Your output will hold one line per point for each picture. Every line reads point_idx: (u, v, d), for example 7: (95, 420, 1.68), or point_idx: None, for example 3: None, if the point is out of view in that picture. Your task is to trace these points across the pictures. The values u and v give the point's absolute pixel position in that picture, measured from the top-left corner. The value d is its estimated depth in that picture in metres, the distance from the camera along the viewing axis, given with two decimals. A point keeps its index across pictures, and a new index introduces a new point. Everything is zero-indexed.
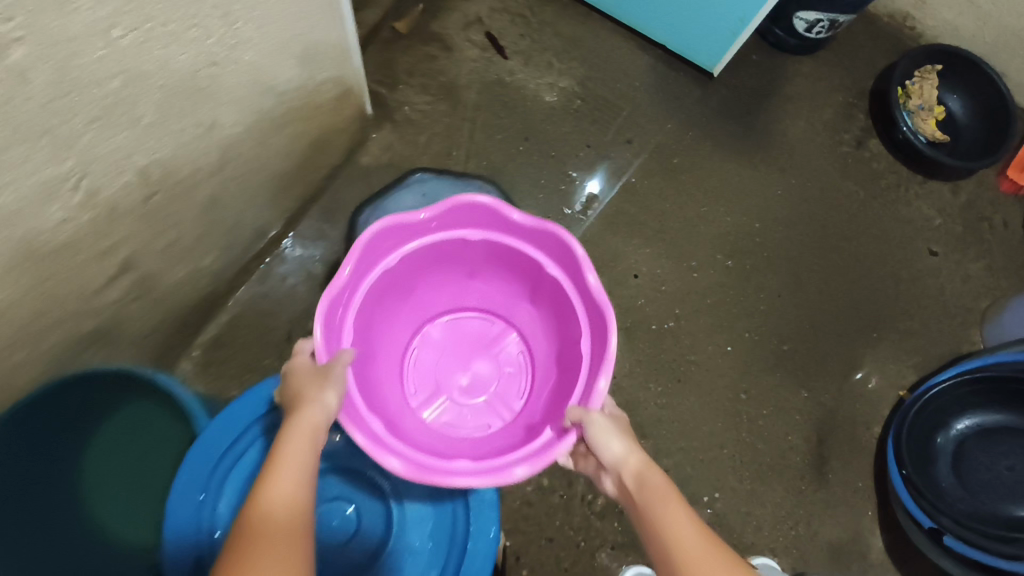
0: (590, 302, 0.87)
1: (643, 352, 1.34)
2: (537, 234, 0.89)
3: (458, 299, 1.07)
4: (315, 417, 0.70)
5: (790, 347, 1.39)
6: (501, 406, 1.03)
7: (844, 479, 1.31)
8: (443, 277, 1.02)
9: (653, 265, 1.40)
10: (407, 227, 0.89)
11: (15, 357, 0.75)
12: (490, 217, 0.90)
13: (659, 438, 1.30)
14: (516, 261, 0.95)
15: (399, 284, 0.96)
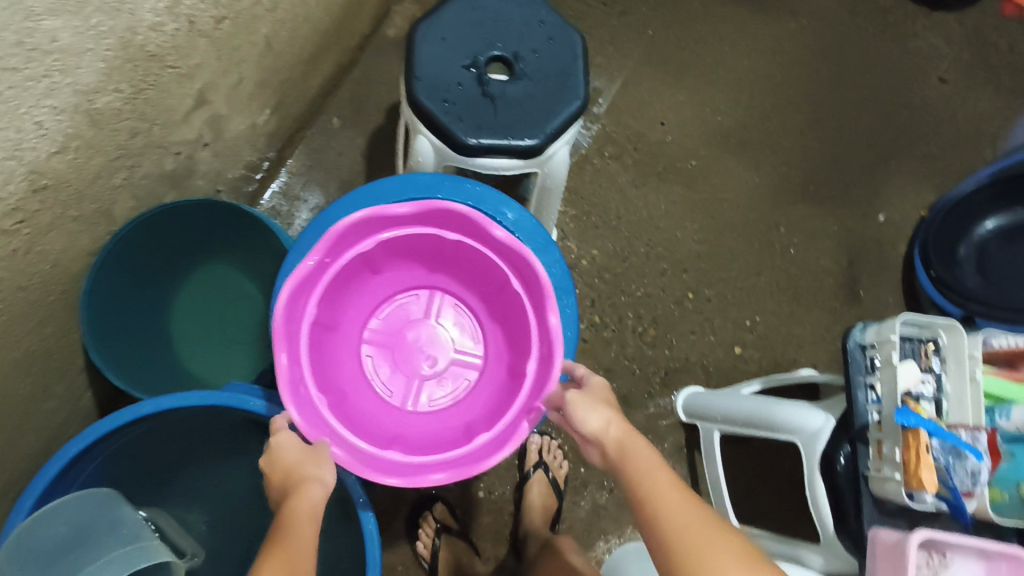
0: (503, 250, 0.78)
1: (676, 193, 1.39)
2: (433, 213, 0.77)
3: (374, 299, 0.92)
4: (313, 495, 0.64)
5: (815, 179, 1.45)
6: (467, 362, 0.93)
7: (876, 296, 1.40)
8: (351, 294, 0.87)
9: (679, 112, 1.43)
10: (301, 283, 0.74)
11: (118, 180, 0.85)
12: (374, 221, 0.76)
13: (698, 271, 1.36)
14: (416, 241, 0.83)
15: (324, 326, 0.82)
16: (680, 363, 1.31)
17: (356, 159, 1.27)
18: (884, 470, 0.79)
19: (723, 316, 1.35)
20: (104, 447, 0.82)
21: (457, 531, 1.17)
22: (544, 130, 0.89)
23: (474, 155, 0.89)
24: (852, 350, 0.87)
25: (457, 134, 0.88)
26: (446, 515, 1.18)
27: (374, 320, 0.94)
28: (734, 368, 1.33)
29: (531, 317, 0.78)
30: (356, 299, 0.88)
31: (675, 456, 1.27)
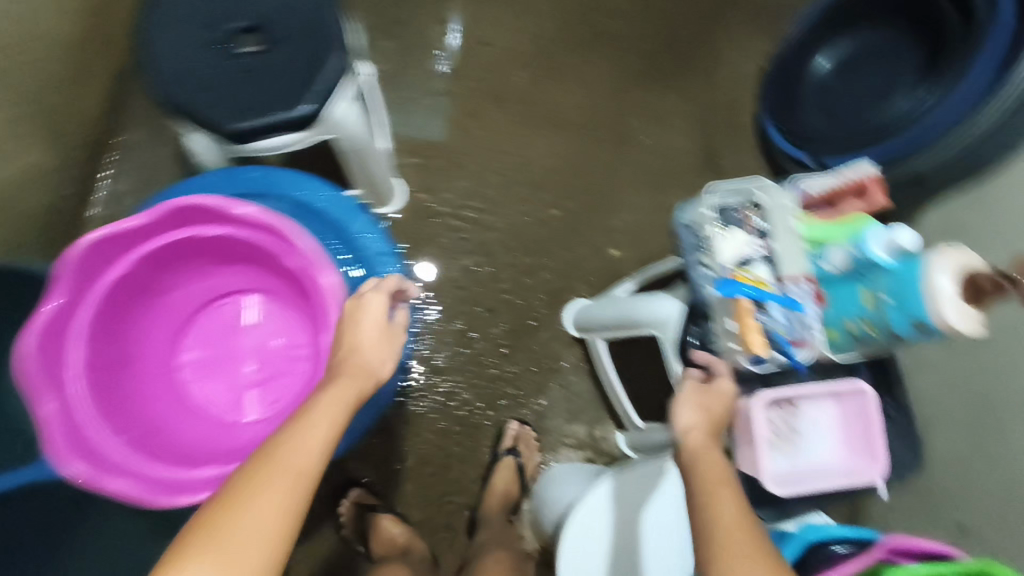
0: (259, 232, 0.74)
1: (515, 111, 1.35)
2: (172, 216, 0.72)
3: (176, 318, 0.87)
4: (360, 385, 0.66)
5: (652, 60, 1.41)
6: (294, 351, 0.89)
7: (735, 160, 1.40)
8: (140, 322, 0.82)
9: (497, 25, 1.36)
10: (51, 328, 0.69)
11: None
12: (113, 245, 0.71)
13: (556, 185, 1.34)
14: (181, 251, 0.78)
15: (115, 362, 0.78)
16: (559, 280, 1.31)
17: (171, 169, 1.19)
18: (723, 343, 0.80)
19: (590, 224, 1.34)
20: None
21: (381, 507, 1.16)
22: (312, 93, 0.84)
23: (250, 138, 0.84)
24: (682, 233, 0.86)
25: (219, 122, 0.82)
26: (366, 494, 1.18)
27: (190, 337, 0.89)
28: (614, 271, 1.33)
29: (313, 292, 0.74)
30: (151, 325, 0.83)
31: (577, 372, 1.28)
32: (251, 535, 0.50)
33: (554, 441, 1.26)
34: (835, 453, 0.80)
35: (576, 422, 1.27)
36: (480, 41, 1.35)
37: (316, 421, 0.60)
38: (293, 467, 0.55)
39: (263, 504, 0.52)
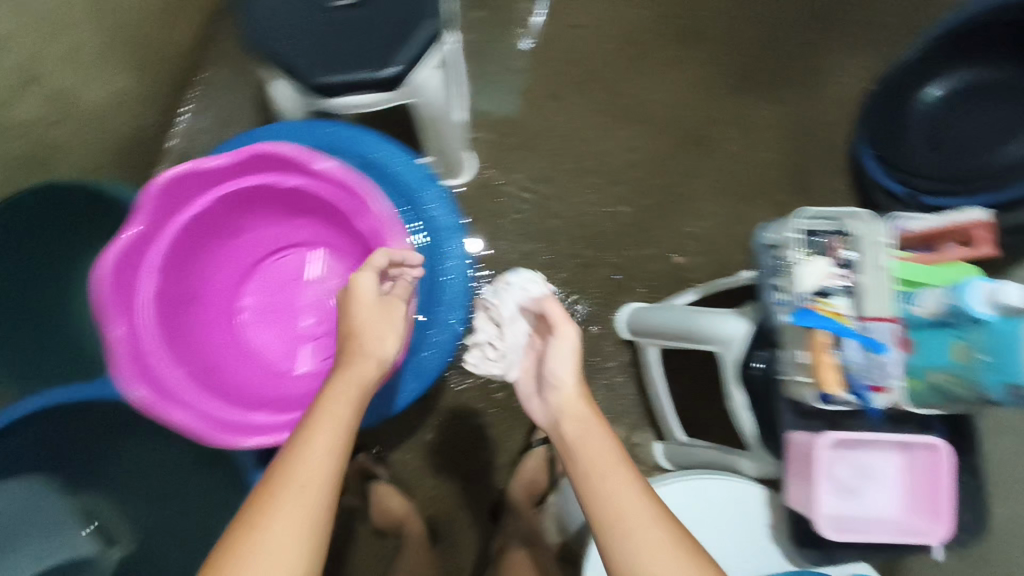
0: (335, 183, 0.75)
1: (600, 101, 1.30)
2: (252, 157, 0.74)
3: (236, 264, 0.87)
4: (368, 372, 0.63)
5: (749, 67, 1.35)
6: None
7: (823, 182, 1.32)
8: (211, 258, 0.84)
9: (593, 10, 1.33)
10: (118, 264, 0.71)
11: None
12: (195, 182, 0.73)
13: (632, 182, 1.29)
14: (262, 198, 0.80)
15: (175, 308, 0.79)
16: (618, 280, 1.26)
17: (250, 118, 1.20)
18: (790, 374, 0.77)
19: (660, 225, 1.29)
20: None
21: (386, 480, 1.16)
22: (403, 57, 0.81)
23: (330, 94, 0.82)
24: (761, 250, 0.81)
25: (309, 77, 0.81)
26: (375, 465, 1.18)
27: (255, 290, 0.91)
28: (675, 279, 1.28)
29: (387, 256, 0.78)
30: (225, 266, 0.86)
31: (620, 376, 1.25)
32: (267, 561, 0.50)
33: None
34: (892, 504, 0.77)
35: (613, 425, 1.25)
36: (572, 24, 1.32)
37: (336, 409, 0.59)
38: (301, 530, 0.52)
39: (272, 547, 0.50)
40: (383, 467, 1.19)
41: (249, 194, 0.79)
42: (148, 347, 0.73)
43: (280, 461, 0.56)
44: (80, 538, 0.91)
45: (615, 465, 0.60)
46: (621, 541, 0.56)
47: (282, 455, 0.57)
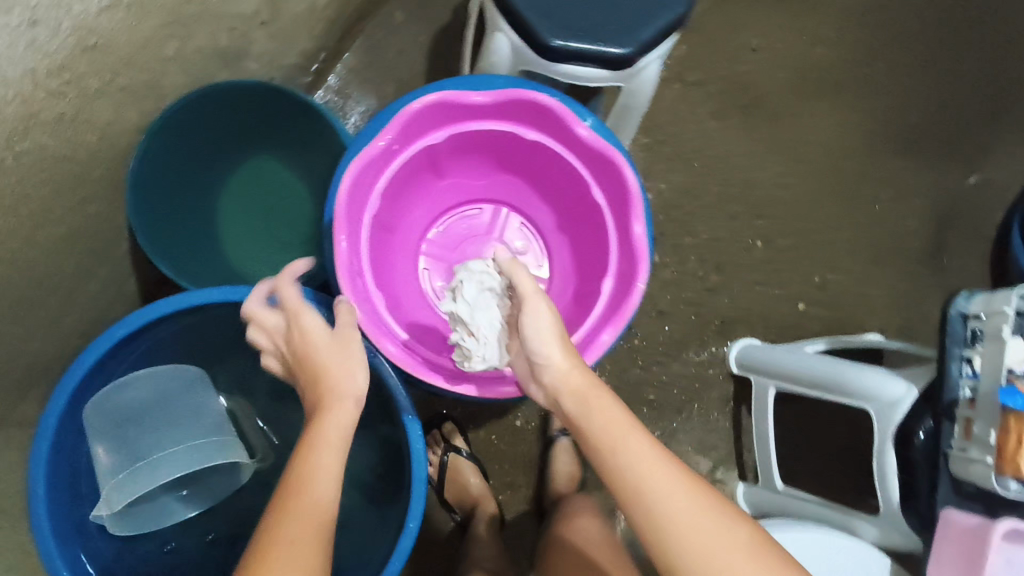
0: (583, 150, 0.74)
1: (762, 131, 1.27)
2: (511, 101, 0.74)
3: (433, 203, 0.89)
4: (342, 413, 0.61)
5: (915, 134, 1.31)
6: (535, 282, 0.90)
7: (961, 265, 1.27)
8: (416, 194, 0.85)
9: (776, 39, 1.27)
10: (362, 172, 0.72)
11: (172, 52, 0.83)
12: (448, 109, 0.74)
13: (772, 219, 1.27)
14: (489, 144, 0.80)
15: (381, 231, 0.80)
16: (738, 313, 1.24)
17: (416, 62, 1.14)
18: (973, 452, 0.73)
19: (792, 269, 1.27)
20: (135, 347, 0.78)
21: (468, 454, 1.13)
22: (637, 39, 0.78)
23: (553, 61, 0.79)
24: (952, 317, 0.79)
25: (545, 39, 0.77)
26: (458, 436, 1.14)
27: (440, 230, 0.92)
28: (795, 326, 1.26)
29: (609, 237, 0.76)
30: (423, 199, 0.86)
31: (718, 408, 1.21)
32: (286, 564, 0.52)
33: None
34: None
35: (702, 455, 1.21)
36: (751, 47, 1.28)
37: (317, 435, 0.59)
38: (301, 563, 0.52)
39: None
40: (466, 441, 1.15)
41: (482, 139, 0.79)
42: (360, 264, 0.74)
43: (288, 499, 0.56)
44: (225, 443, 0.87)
45: (629, 427, 0.59)
46: (654, 505, 0.55)
47: (285, 493, 0.56)
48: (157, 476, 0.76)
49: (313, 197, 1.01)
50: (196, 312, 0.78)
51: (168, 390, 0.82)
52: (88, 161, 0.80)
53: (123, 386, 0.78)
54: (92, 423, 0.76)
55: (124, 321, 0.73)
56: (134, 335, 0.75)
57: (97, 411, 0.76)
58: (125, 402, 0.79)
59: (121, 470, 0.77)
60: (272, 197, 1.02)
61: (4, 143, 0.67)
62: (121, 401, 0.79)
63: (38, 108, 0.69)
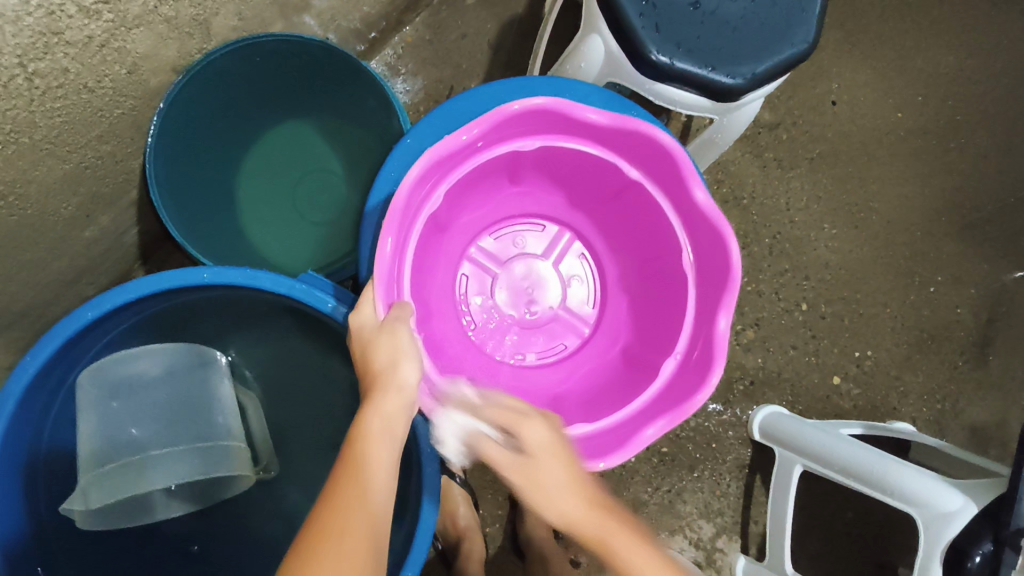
0: (683, 202, 0.73)
1: (825, 187, 1.18)
2: (624, 134, 0.71)
3: (493, 209, 0.88)
4: (398, 399, 0.57)
5: (984, 218, 1.22)
6: (576, 317, 0.91)
7: (1004, 364, 1.19)
8: (482, 193, 0.84)
9: (858, 93, 1.20)
10: (441, 158, 0.68)
11: None
12: (554, 121, 0.71)
13: (821, 282, 1.18)
14: (576, 164, 0.79)
15: (430, 227, 0.78)
16: (767, 376, 1.15)
17: (480, 49, 1.05)
18: None
19: (831, 339, 1.17)
20: (131, 314, 0.68)
21: (461, 480, 1.04)
22: (749, 71, 0.70)
23: (654, 75, 0.71)
24: None
25: (648, 52, 0.69)
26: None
27: (491, 236, 0.90)
28: (825, 400, 1.17)
29: (689, 308, 0.75)
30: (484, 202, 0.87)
31: (731, 473, 1.13)
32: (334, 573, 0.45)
33: (674, 523, 1.12)
34: None
35: (706, 520, 1.13)
36: (830, 97, 1.19)
37: (371, 429, 0.54)
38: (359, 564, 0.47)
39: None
40: (460, 466, 1.06)
41: (571, 158, 0.78)
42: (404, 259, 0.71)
43: (336, 497, 0.50)
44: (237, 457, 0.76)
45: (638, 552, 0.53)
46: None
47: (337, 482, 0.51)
48: (143, 480, 0.70)
49: (348, 176, 0.92)
50: (208, 290, 0.68)
51: (171, 376, 0.76)
52: (112, 95, 0.71)
53: (125, 364, 0.72)
54: (80, 398, 0.70)
55: (125, 287, 0.62)
56: (133, 304, 0.65)
57: (89, 383, 0.70)
58: (131, 376, 0.73)
59: (103, 459, 0.70)
60: (299, 168, 0.93)
61: (18, 57, 0.59)
62: (118, 380, 0.72)
63: (64, 26, 0.60)
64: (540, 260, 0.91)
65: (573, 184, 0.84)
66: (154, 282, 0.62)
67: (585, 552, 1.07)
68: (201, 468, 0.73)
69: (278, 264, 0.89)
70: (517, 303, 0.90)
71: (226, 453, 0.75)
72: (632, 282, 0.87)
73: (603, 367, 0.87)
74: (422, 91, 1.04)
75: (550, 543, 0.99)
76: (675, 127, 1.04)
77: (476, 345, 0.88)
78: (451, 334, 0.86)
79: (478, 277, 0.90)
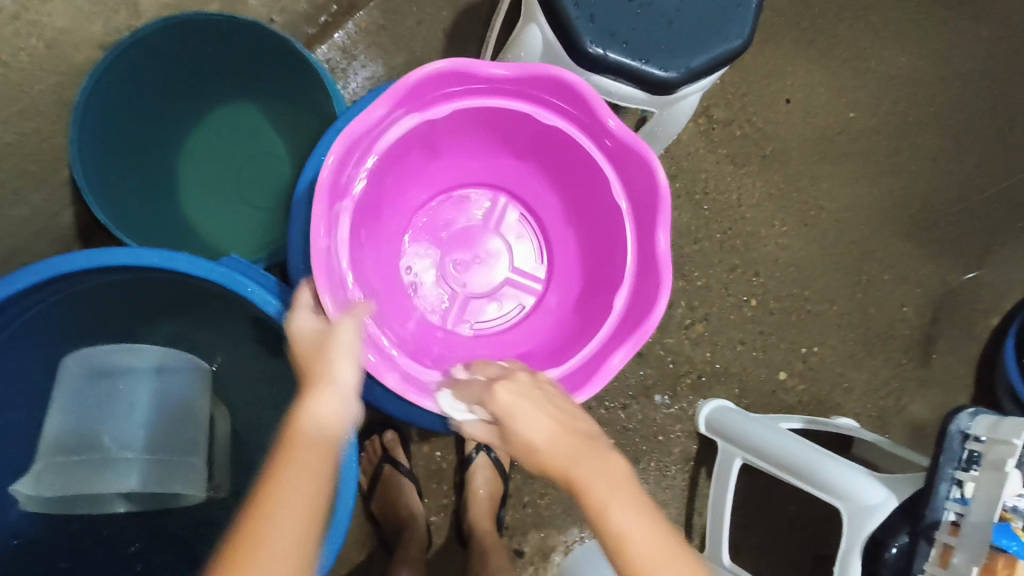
0: (611, 347, 0.74)
1: (777, 185, 1.20)
2: (649, 269, 0.73)
3: (536, 199, 0.89)
4: (349, 368, 0.56)
5: (932, 220, 1.24)
6: (465, 315, 0.88)
7: (947, 363, 1.21)
8: (542, 170, 0.86)
9: (812, 93, 1.21)
10: (581, 99, 0.71)
11: None
12: (646, 207, 0.74)
13: (772, 278, 1.19)
14: (603, 219, 0.80)
15: (500, 122, 0.79)
16: (718, 370, 1.17)
17: (436, 37, 1.04)
18: (956, 564, 0.70)
19: (778, 335, 1.19)
20: (51, 295, 0.67)
21: (405, 470, 1.03)
22: (684, 65, 0.70)
23: (590, 67, 0.71)
24: (952, 434, 0.75)
25: (585, 44, 0.69)
26: (399, 449, 1.05)
27: (524, 221, 0.92)
28: (771, 394, 1.18)
29: None
30: (537, 182, 0.88)
31: (676, 465, 1.15)
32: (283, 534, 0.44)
33: None
34: None
35: None
36: (784, 96, 1.20)
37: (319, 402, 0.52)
38: (308, 516, 0.46)
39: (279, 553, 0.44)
40: (407, 457, 1.06)
41: (605, 207, 0.79)
42: (481, 102, 0.74)
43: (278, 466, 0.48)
44: (192, 474, 0.79)
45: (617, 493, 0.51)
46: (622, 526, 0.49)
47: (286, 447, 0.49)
48: (106, 479, 0.76)
49: (290, 159, 0.91)
50: (128, 272, 0.67)
51: (149, 376, 0.79)
52: (29, 70, 0.75)
53: (112, 357, 0.78)
54: (64, 383, 0.76)
55: (35, 266, 0.61)
56: (48, 285, 0.63)
57: (77, 367, 0.76)
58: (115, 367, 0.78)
59: (70, 449, 0.76)
60: (241, 155, 0.92)
61: None
62: (96, 377, 0.77)
63: None
64: (501, 275, 0.90)
65: (590, 265, 0.85)
66: (66, 261, 0.61)
67: (529, 542, 1.08)
68: (153, 481, 0.77)
69: (212, 247, 0.87)
70: (463, 254, 0.90)
71: (184, 469, 0.78)
72: (518, 350, 0.84)
73: (422, 342, 0.82)
74: (378, 77, 1.03)
75: (492, 534, 0.99)
76: (629, 120, 1.04)
77: (419, 210, 0.89)
78: (418, 182, 0.86)
79: (478, 204, 0.91)
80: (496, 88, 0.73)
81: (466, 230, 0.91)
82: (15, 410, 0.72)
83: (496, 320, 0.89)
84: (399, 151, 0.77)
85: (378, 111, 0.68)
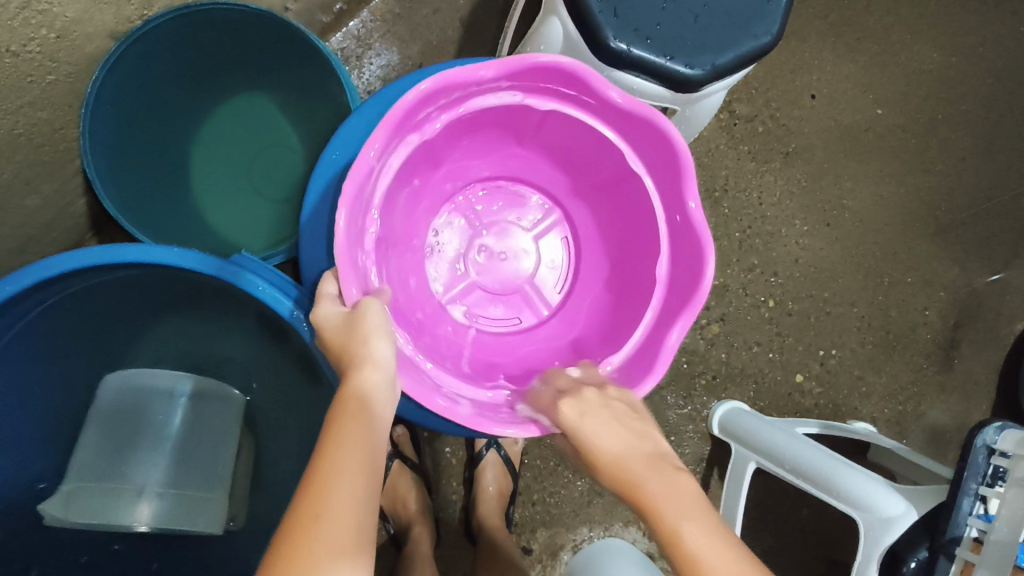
0: None
1: (798, 182, 1.17)
2: (651, 349, 0.70)
3: (584, 228, 0.88)
4: (387, 347, 0.58)
5: (958, 221, 1.20)
6: (467, 298, 0.88)
7: (968, 368, 1.19)
8: (598, 198, 0.83)
9: (837, 88, 1.17)
10: (671, 162, 0.68)
11: None
12: (678, 296, 0.70)
13: (791, 279, 1.16)
14: (636, 270, 0.78)
15: (580, 138, 0.76)
16: (733, 371, 1.15)
17: (453, 26, 1.02)
18: None
19: (795, 337, 1.16)
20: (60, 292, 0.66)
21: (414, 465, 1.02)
22: (709, 63, 0.68)
23: (613, 63, 0.68)
24: (977, 448, 0.73)
25: (606, 39, 0.67)
26: (407, 444, 1.04)
27: (564, 249, 0.90)
28: (787, 397, 1.16)
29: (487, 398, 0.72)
30: (592, 211, 0.86)
31: (688, 466, 1.13)
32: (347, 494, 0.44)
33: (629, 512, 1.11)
34: None
35: None
36: (808, 91, 1.16)
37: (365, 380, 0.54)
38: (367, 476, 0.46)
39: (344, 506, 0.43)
40: (416, 452, 1.05)
41: (642, 261, 0.76)
42: (583, 117, 0.72)
43: (331, 434, 0.49)
44: (214, 514, 0.77)
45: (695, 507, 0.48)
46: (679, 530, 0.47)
47: (336, 416, 0.51)
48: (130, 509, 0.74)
49: (302, 151, 0.90)
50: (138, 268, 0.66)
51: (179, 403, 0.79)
52: (40, 59, 0.74)
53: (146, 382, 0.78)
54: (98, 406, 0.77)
55: (43, 263, 0.59)
56: (56, 281, 0.62)
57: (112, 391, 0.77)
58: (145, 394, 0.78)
59: (98, 474, 0.75)
60: (254, 147, 0.91)
61: None
62: (132, 400, 0.78)
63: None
64: (519, 279, 0.89)
65: (599, 321, 0.82)
66: (74, 259, 0.59)
67: (537, 539, 1.08)
68: (176, 514, 0.75)
69: (222, 237, 0.86)
70: (497, 247, 0.89)
71: (207, 504, 0.76)
72: (502, 355, 0.83)
73: (416, 301, 0.81)
74: (394, 66, 1.01)
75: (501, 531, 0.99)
76: None
77: (477, 182, 0.88)
78: (484, 155, 0.85)
79: (529, 199, 0.90)
80: (604, 113, 0.70)
81: (508, 221, 0.89)
82: (28, 405, 0.72)
83: (488, 316, 0.88)
84: (481, 118, 0.74)
85: (485, 71, 0.65)
